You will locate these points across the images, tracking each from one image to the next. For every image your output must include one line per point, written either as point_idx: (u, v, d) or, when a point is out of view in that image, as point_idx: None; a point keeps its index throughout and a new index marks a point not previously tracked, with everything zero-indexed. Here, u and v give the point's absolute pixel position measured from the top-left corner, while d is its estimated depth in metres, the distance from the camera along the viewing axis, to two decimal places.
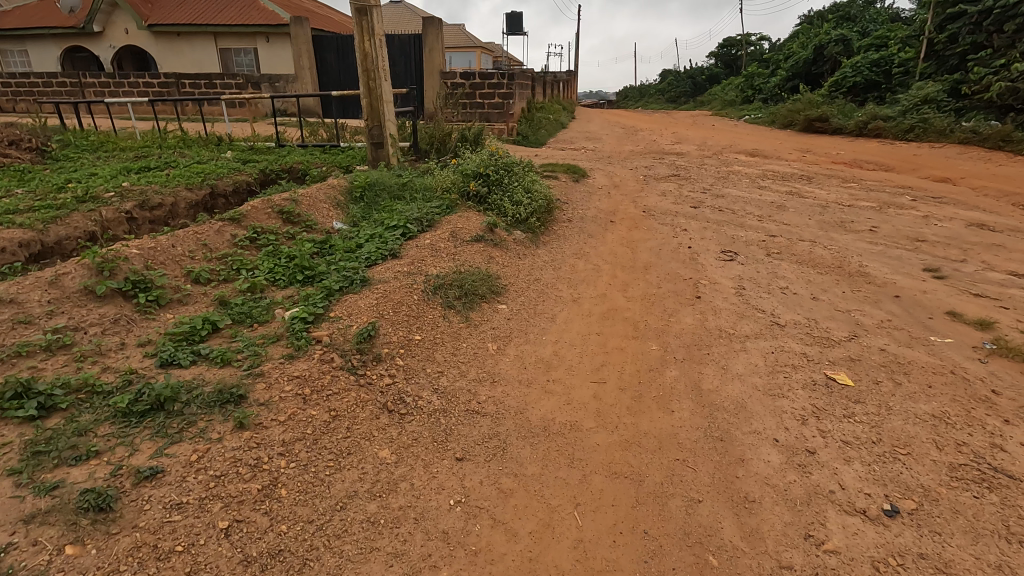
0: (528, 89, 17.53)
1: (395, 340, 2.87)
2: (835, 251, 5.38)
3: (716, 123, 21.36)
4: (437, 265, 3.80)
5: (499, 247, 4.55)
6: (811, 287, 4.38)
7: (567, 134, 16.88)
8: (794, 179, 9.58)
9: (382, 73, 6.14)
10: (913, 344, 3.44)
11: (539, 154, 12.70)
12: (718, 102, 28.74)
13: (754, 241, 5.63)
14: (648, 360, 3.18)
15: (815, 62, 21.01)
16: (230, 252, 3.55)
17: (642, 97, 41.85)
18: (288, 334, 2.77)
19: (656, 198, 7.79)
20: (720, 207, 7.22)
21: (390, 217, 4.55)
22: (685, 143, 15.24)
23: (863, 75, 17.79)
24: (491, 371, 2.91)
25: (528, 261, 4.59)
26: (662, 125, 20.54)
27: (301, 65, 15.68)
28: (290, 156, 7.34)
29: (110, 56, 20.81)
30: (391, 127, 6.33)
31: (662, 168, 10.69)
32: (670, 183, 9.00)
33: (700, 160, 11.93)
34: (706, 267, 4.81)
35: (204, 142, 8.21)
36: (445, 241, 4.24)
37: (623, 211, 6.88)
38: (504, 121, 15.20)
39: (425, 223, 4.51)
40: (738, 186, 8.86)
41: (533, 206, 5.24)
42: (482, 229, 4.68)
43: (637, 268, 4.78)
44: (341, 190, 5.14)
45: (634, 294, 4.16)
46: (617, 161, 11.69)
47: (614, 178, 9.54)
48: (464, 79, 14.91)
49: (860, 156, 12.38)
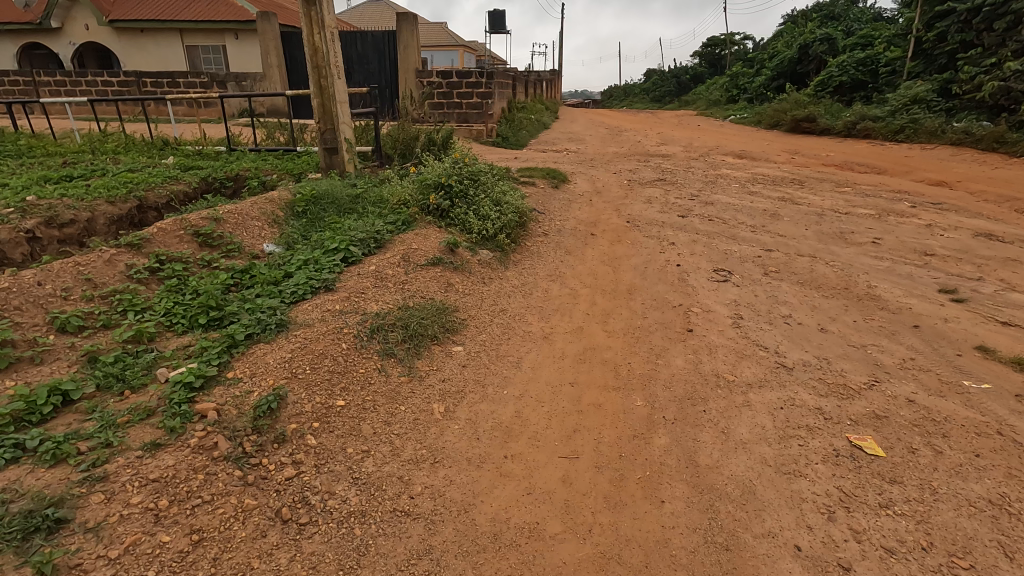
0: (509, 89, 16.95)
1: (309, 410, 2.24)
2: (839, 267, 4.86)
3: (701, 123, 20.97)
4: (381, 300, 3.17)
5: (460, 271, 3.95)
6: (817, 315, 3.83)
7: (549, 135, 16.33)
8: (785, 184, 9.12)
9: (334, 70, 5.48)
10: (946, 392, 2.89)
11: (519, 157, 12.13)
12: (702, 102, 28.40)
13: (748, 257, 5.09)
14: (632, 422, 2.59)
15: (801, 61, 20.70)
16: (120, 288, 2.89)
17: (626, 97, 41.52)
18: (163, 407, 2.13)
19: (640, 206, 7.25)
20: (708, 216, 6.70)
21: (332, 237, 3.91)
22: (670, 145, 14.76)
23: (850, 74, 17.47)
24: (432, 447, 2.29)
25: (493, 287, 3.98)
26: (646, 126, 20.09)
27: (269, 63, 14.93)
28: (239, 162, 6.67)
29: (70, 53, 19.82)
30: (346, 130, 5.68)
31: (647, 171, 10.17)
32: (654, 189, 8.47)
33: (686, 163, 11.43)
34: (697, 291, 4.26)
35: (147, 146, 7.49)
36: (395, 267, 3.62)
37: (605, 221, 6.32)
38: (483, 122, 14.60)
39: (373, 244, 3.89)
40: (727, 192, 8.37)
41: (503, 221, 4.64)
42: (442, 250, 4.07)
43: (620, 293, 4.20)
44: (282, 204, 4.49)
45: (615, 328, 3.58)
46: (600, 164, 11.15)
47: (596, 182, 8.99)
48: (441, 78, 14.30)
49: (850, 158, 11.98)
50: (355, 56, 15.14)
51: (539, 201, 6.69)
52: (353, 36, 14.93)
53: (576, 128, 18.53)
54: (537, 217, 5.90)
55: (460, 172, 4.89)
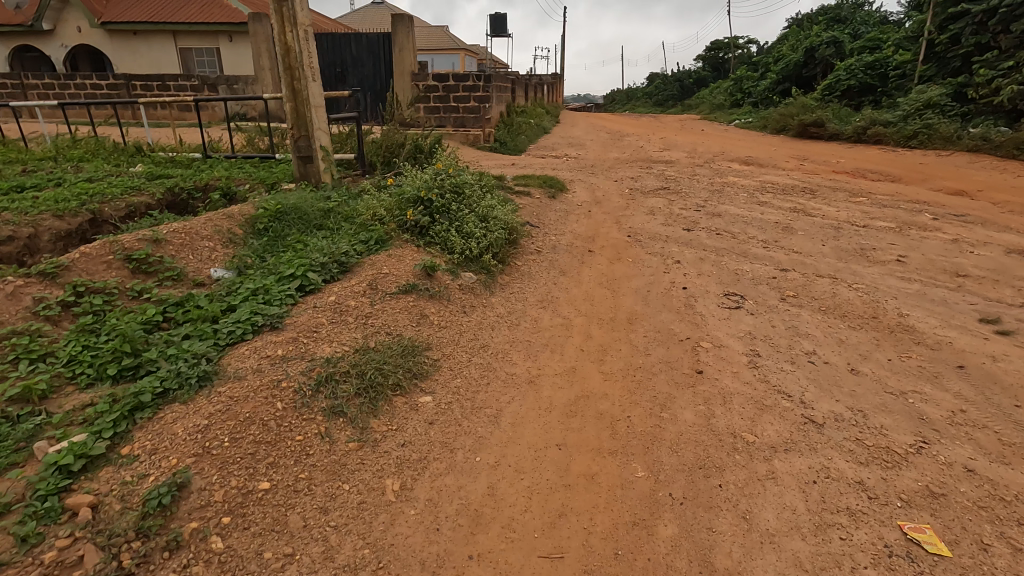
0: (508, 92, 16.53)
1: (217, 500, 1.76)
2: (863, 291, 4.38)
3: (705, 128, 20.54)
4: (337, 340, 2.69)
5: (437, 299, 3.47)
6: (846, 352, 3.34)
7: (549, 140, 15.89)
8: (795, 193, 8.65)
9: (308, 71, 5.02)
10: (1011, 458, 2.40)
11: (516, 163, 11.69)
12: (706, 106, 27.96)
13: (761, 278, 4.62)
14: (631, 504, 2.10)
15: (807, 64, 20.23)
16: (20, 329, 2.42)
17: (629, 100, 41.11)
18: (23, 503, 1.65)
19: (642, 218, 6.78)
20: (716, 230, 6.23)
21: (292, 260, 3.45)
22: (674, 150, 14.29)
23: (858, 78, 17.00)
24: (378, 544, 1.81)
25: (475, 317, 3.50)
26: (649, 130, 19.65)
27: (261, 66, 14.56)
28: (212, 170, 6.22)
29: (62, 56, 19.46)
30: (322, 136, 5.21)
31: (650, 179, 9.71)
32: (657, 198, 8.01)
33: (690, 170, 10.98)
34: (706, 321, 3.77)
35: (117, 152, 7.06)
36: (359, 297, 3.14)
37: (604, 236, 5.86)
38: (480, 126, 14.17)
39: (338, 268, 3.42)
40: (735, 202, 7.89)
41: (489, 239, 4.17)
42: (418, 273, 3.60)
43: (619, 323, 3.72)
44: (243, 219, 4.04)
45: (613, 369, 3.09)
46: (601, 171, 10.70)
47: (596, 191, 8.52)
48: (437, 82, 13.90)
49: (862, 165, 11.49)
50: (349, 59, 14.74)
51: (534, 213, 6.23)
52: (347, 38, 14.53)
53: (577, 132, 18.08)
54: (530, 232, 5.43)
55: (444, 183, 4.42)
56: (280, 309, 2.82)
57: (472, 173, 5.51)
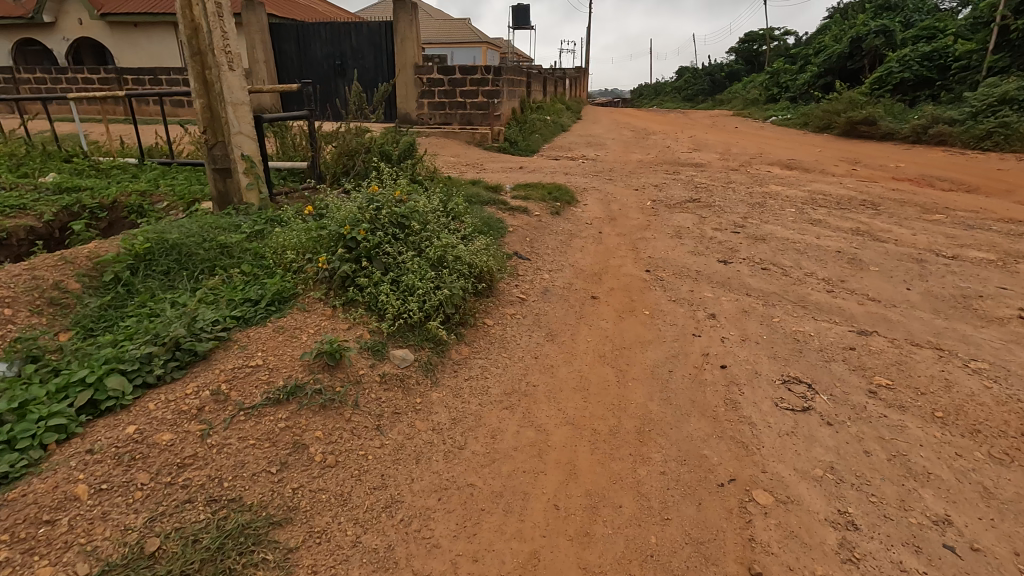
0: (523, 87, 15.27)
1: None
2: (990, 374, 3.00)
3: (738, 125, 18.93)
4: (77, 545, 1.49)
5: (335, 405, 2.23)
6: (1005, 525, 1.99)
7: (566, 139, 14.55)
8: (853, 208, 7.20)
9: (223, 56, 3.80)
10: None
11: (525, 167, 10.42)
12: (740, 101, 26.19)
13: (833, 350, 3.25)
14: None
15: (853, 55, 18.44)
16: None
17: (657, 95, 39.30)
18: None
19: (666, 243, 5.44)
20: (760, 263, 4.88)
21: (116, 343, 2.25)
22: (704, 152, 12.82)
23: (913, 70, 15.24)
24: None
25: (394, 439, 2.22)
26: (677, 128, 18.16)
27: (256, 58, 13.79)
28: (134, 179, 5.12)
29: (64, 49, 18.79)
30: (245, 142, 4.01)
31: (676, 187, 8.34)
32: (685, 214, 6.65)
33: (723, 176, 9.54)
34: (760, 441, 2.42)
35: (41, 155, 6.02)
36: (184, 425, 1.90)
37: (614, 270, 4.55)
38: (489, 124, 12.95)
39: (179, 357, 2.19)
40: (781, 219, 6.51)
41: (440, 295, 2.91)
42: (309, 363, 2.33)
43: (623, 444, 2.40)
44: (90, 264, 2.88)
45: (604, 564, 1.80)
46: (619, 177, 9.35)
47: (610, 204, 7.19)
48: (442, 75, 12.73)
49: (926, 171, 9.91)
50: (349, 50, 13.63)
51: (527, 237, 4.97)
52: (347, 27, 13.44)
53: (598, 130, 16.68)
54: (513, 268, 4.17)
55: (384, 211, 3.16)
56: (5, 464, 1.64)
57: (440, 192, 4.26)
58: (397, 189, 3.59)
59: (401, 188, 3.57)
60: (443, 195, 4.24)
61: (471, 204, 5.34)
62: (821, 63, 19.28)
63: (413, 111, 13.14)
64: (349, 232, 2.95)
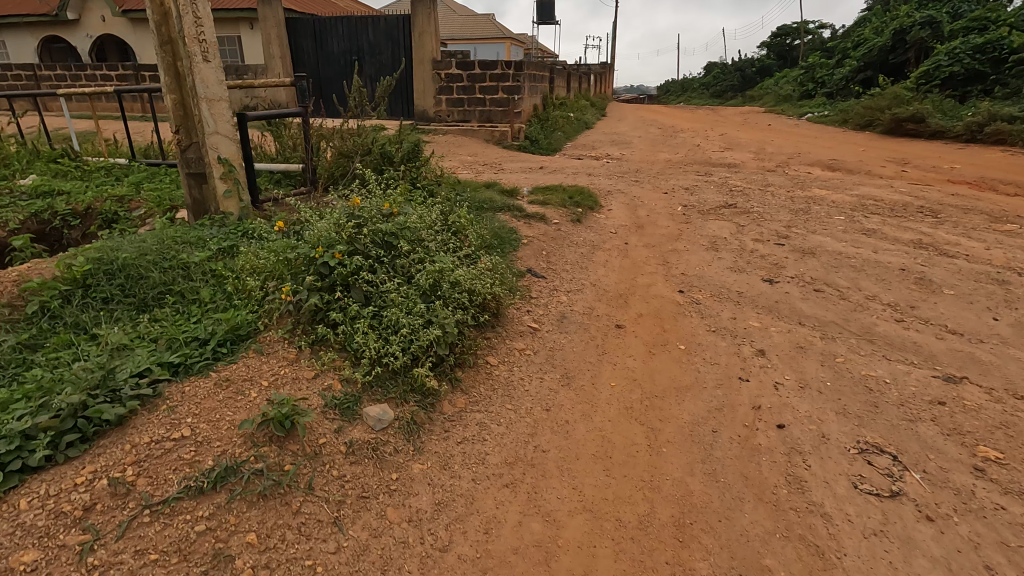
0: (545, 83, 14.68)
1: None
2: None
3: (771, 123, 18.03)
4: None
5: (281, 491, 1.71)
6: None
7: (589, 137, 13.92)
8: (908, 215, 6.47)
9: (197, 45, 3.33)
10: None
11: (545, 167, 9.86)
12: (771, 97, 25.15)
13: (918, 405, 2.62)
14: None
15: (896, 49, 17.38)
16: None
17: (684, 91, 38.23)
18: None
19: (700, 258, 4.84)
20: (812, 283, 4.24)
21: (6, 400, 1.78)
22: (736, 151, 12.08)
23: (964, 64, 14.23)
24: None
25: (356, 540, 1.70)
26: (706, 125, 17.36)
27: (271, 54, 13.57)
28: (116, 183, 4.71)
29: (87, 46, 18.88)
30: (223, 143, 3.54)
31: (708, 191, 7.69)
32: (721, 222, 6.02)
33: (759, 178, 8.83)
34: (840, 548, 1.83)
35: (29, 155, 5.66)
36: (59, 538, 1.44)
37: (642, 290, 3.97)
38: (509, 122, 12.42)
39: (83, 427, 1.71)
40: (829, 228, 5.84)
41: (430, 334, 2.37)
42: (251, 434, 1.82)
43: (655, 548, 1.84)
44: (18, 292, 2.44)
45: None
46: (646, 178, 8.72)
47: (637, 209, 6.58)
48: (461, 70, 12.23)
49: (984, 173, 9.07)
50: (366, 44, 13.21)
51: (543, 251, 4.42)
52: (364, 21, 13.02)
53: (623, 128, 16.00)
54: (525, 289, 3.62)
55: (367, 228, 2.64)
56: None
57: (441, 201, 3.73)
58: (388, 200, 3.06)
59: (393, 201, 3.05)
60: (445, 204, 3.71)
61: (481, 213, 4.80)
62: (861, 57, 18.24)
63: (431, 108, 12.67)
64: (321, 255, 2.43)
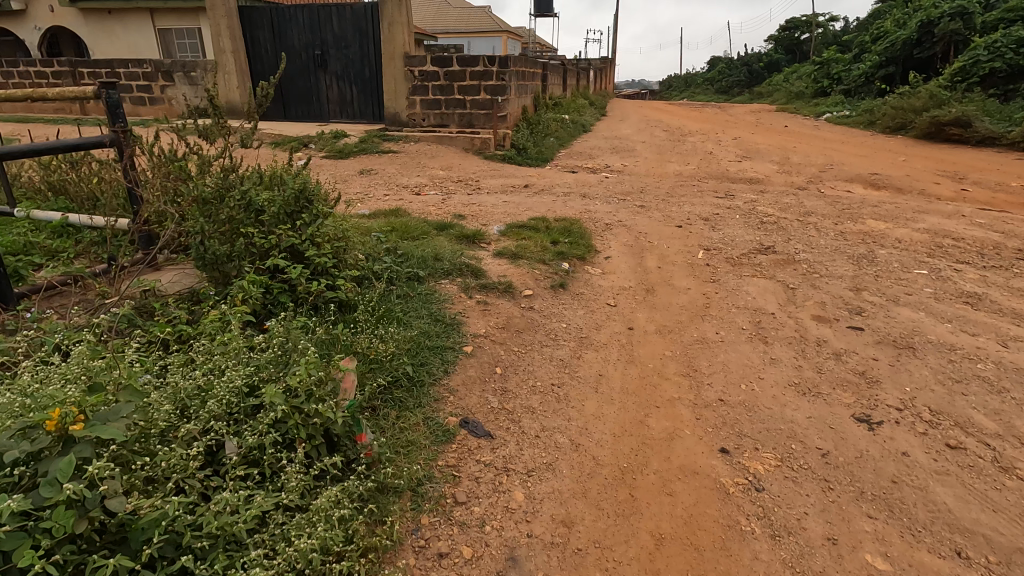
0: (537, 81, 13.00)
1: None
2: None
3: (788, 123, 16.30)
4: None
5: None
6: None
7: (587, 143, 12.22)
8: (1010, 264, 4.81)
9: None
10: None
11: (530, 184, 8.20)
12: (782, 93, 23.40)
13: None
14: None
15: (923, 42, 15.45)
16: None
17: (688, 87, 36.41)
18: None
19: (744, 359, 3.19)
20: (937, 423, 2.60)
21: None
22: (755, 162, 10.40)
23: (1009, 59, 12.53)
24: None
25: None
26: (716, 126, 15.65)
27: (221, 48, 11.77)
28: None
29: (37, 39, 17.38)
30: None
31: (734, 223, 6.05)
32: (761, 281, 4.37)
33: (793, 202, 7.18)
34: None
35: None
36: None
37: (656, 459, 2.31)
38: (492, 126, 10.69)
39: None
40: (914, 291, 4.20)
41: None
42: None
43: None
44: None
45: None
46: (653, 202, 7.07)
47: (643, 255, 4.94)
48: (438, 67, 10.60)
49: None
50: (330, 37, 11.50)
51: (497, 365, 2.76)
52: (328, 10, 11.33)
53: (625, 130, 14.30)
54: (441, 488, 1.97)
55: None
56: None
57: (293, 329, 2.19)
58: (98, 395, 1.58)
59: (103, 397, 1.56)
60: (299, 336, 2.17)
61: (404, 295, 3.18)
62: (883, 51, 16.34)
63: (403, 111, 11.01)
64: None
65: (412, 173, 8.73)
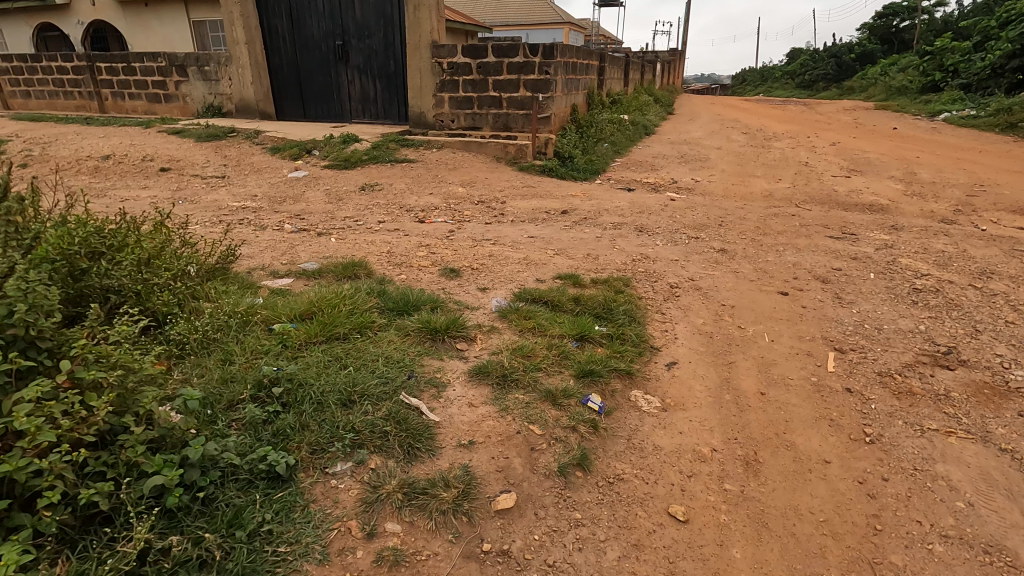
0: (591, 72, 10.95)
1: None
2: None
3: (897, 124, 13.46)
4: None
5: None
6: None
7: (648, 149, 10.12)
8: None
9: None
10: None
11: (570, 209, 6.28)
12: (881, 87, 20.12)
13: None
14: None
15: None
16: None
17: (766, 81, 32.99)
18: None
19: None
20: None
21: None
22: (869, 178, 8.00)
23: None
24: None
25: None
26: (807, 128, 13.07)
27: (235, 38, 10.49)
28: None
29: (80, 35, 17.02)
30: None
31: (872, 292, 3.93)
32: (972, 453, 2.31)
33: (949, 248, 4.92)
34: None
35: None
36: None
37: None
38: (531, 130, 8.77)
39: None
40: None
41: None
42: None
43: None
44: None
45: None
46: (739, 245, 4.99)
47: (734, 365, 2.94)
48: (470, 58, 8.81)
49: None
50: (352, 24, 9.96)
51: None
52: None
53: (695, 133, 12.02)
54: None
55: None
56: None
57: None
58: None
59: None
60: None
61: (201, 553, 1.44)
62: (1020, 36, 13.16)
63: (430, 111, 9.34)
64: None
65: (425, 189, 7.02)
